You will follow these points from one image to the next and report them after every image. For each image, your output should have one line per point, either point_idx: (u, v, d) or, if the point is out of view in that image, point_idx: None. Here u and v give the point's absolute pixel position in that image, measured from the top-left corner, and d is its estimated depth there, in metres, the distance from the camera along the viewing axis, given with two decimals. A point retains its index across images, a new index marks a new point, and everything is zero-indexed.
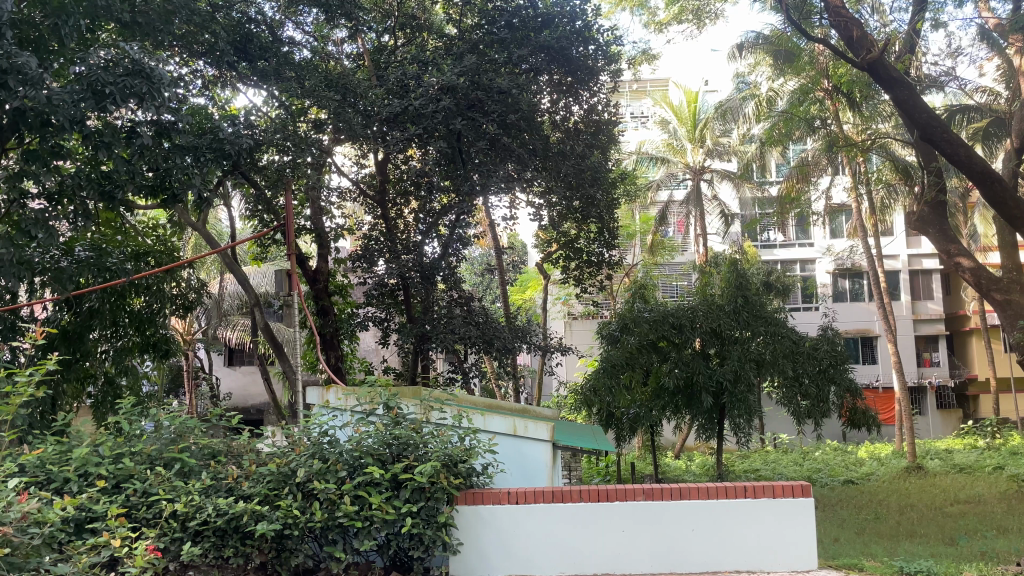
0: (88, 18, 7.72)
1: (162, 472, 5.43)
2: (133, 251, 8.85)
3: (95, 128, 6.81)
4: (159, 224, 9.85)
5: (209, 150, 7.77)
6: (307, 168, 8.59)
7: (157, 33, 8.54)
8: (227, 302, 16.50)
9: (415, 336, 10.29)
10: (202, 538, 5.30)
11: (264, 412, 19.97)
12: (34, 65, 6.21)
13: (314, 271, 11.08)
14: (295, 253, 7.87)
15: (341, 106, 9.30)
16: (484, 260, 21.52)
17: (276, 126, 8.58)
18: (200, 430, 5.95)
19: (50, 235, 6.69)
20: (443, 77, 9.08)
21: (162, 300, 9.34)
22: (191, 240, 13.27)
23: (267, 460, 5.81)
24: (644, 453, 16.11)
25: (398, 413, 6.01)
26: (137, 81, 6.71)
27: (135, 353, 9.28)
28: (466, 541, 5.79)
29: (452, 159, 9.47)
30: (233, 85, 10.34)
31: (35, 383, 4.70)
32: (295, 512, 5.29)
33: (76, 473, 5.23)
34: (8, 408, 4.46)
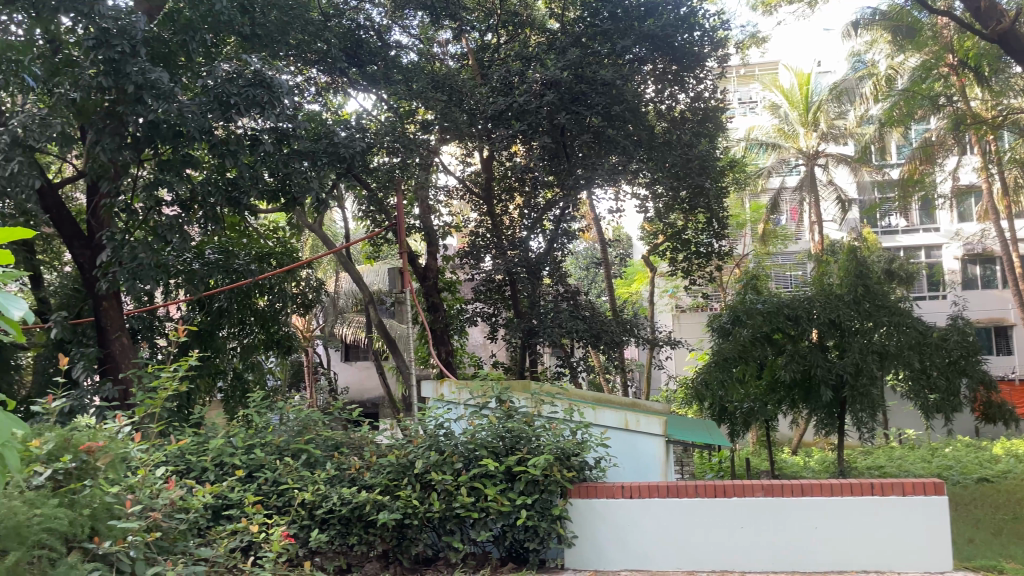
0: (212, 33, 8.19)
1: (290, 463, 5.68)
2: (257, 253, 9.39)
3: (221, 138, 7.19)
4: (279, 228, 10.25)
5: (325, 154, 8.05)
6: (416, 168, 8.81)
7: (275, 44, 8.96)
8: (343, 300, 17.05)
9: (523, 331, 10.38)
10: (328, 526, 5.58)
11: (379, 406, 20.66)
12: (165, 79, 6.58)
13: (424, 269, 11.35)
14: (406, 251, 8.08)
15: (448, 106, 9.48)
16: (590, 253, 21.46)
17: (386, 129, 8.83)
18: (323, 423, 6.22)
19: (183, 239, 7.15)
20: (547, 72, 9.10)
21: (284, 300, 9.80)
22: (309, 242, 13.84)
23: (387, 451, 6.00)
24: (759, 449, 15.67)
25: (511, 406, 6.09)
26: (259, 90, 7.08)
27: (260, 349, 9.77)
28: (581, 534, 5.81)
29: (556, 154, 9.59)
30: (344, 91, 10.70)
31: (179, 377, 5.02)
32: (415, 503, 5.47)
33: (213, 462, 5.53)
34: (156, 401, 4.83)
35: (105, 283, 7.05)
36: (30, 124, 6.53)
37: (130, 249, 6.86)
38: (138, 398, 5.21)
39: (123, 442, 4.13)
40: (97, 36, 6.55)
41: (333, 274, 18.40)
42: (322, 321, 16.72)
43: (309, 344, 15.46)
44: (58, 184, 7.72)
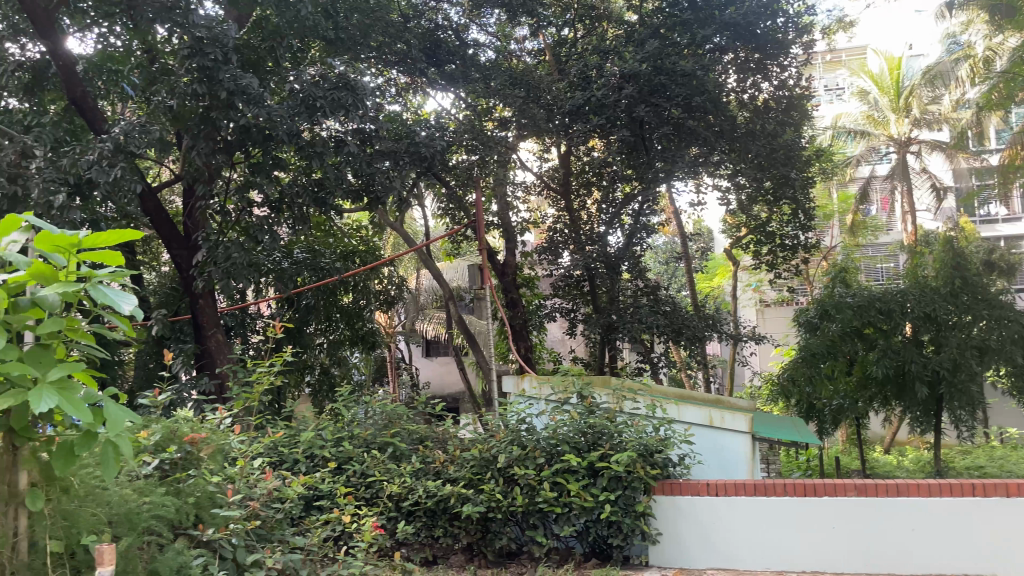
0: (298, 38, 8.46)
1: (377, 456, 5.81)
2: (342, 252, 9.69)
3: (308, 141, 7.39)
4: (362, 226, 10.49)
5: (407, 154, 8.18)
6: (495, 164, 8.87)
7: (357, 46, 9.18)
8: (423, 296, 17.31)
9: (602, 326, 10.32)
10: (415, 518, 5.73)
11: (460, 401, 20.93)
12: (255, 84, 6.88)
13: (502, 265, 11.43)
14: (485, 248, 8.08)
15: (526, 103, 9.52)
16: (669, 248, 21.20)
17: (466, 127, 8.92)
18: (408, 417, 6.34)
19: (273, 239, 7.38)
20: (625, 65, 9.02)
21: (368, 297, 10.07)
22: (391, 239, 14.11)
23: (470, 445, 6.08)
24: (848, 447, 15.18)
25: (592, 402, 6.07)
26: (343, 93, 7.25)
27: (346, 345, 10.02)
28: (665, 532, 5.74)
29: (635, 147, 9.48)
30: (423, 91, 10.85)
31: (274, 372, 5.36)
32: (498, 497, 5.54)
33: (304, 455, 5.71)
34: (252, 394, 5.14)
35: (201, 282, 7.36)
36: (132, 132, 6.89)
37: (224, 250, 7.14)
38: (235, 391, 5.44)
39: (222, 434, 4.38)
40: (192, 46, 6.86)
41: (413, 271, 18.72)
42: (403, 317, 17.01)
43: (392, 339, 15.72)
44: (157, 188, 8.10)
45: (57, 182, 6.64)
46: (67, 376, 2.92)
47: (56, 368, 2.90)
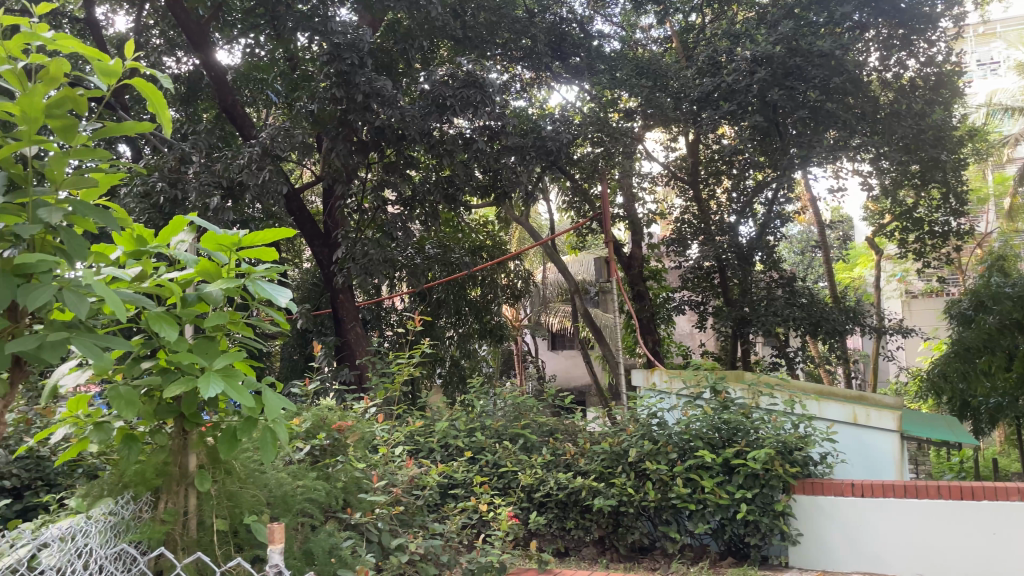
0: (428, 39, 8.71)
1: (509, 447, 5.89)
2: (471, 247, 9.90)
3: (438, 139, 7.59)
4: (489, 221, 10.68)
5: (534, 149, 8.12)
6: (621, 156, 8.80)
7: (484, 43, 9.33)
8: (548, 290, 17.47)
9: (734, 319, 10.17)
10: (546, 509, 5.79)
11: (586, 394, 20.97)
12: (389, 86, 7.17)
13: (629, 257, 11.32)
14: (611, 241, 7.95)
15: (653, 92, 9.39)
16: (804, 238, 20.37)
17: (592, 119, 8.90)
18: (538, 409, 6.39)
19: (406, 235, 7.61)
20: (756, 48, 8.72)
21: (496, 290, 10.32)
22: (517, 233, 14.26)
23: (600, 438, 6.05)
24: (1007, 448, 14.10)
25: (726, 397, 5.88)
26: (472, 91, 7.38)
27: (475, 338, 10.19)
28: (806, 532, 5.54)
29: (768, 132, 9.12)
30: (547, 85, 10.82)
31: (413, 363, 5.53)
32: (630, 491, 5.51)
33: (439, 444, 5.84)
34: (393, 384, 5.34)
35: (341, 278, 7.71)
36: (276, 136, 7.29)
37: (361, 247, 7.45)
38: (375, 382, 5.68)
39: (366, 423, 4.61)
40: (330, 51, 7.15)
41: (539, 265, 18.93)
42: (529, 311, 17.24)
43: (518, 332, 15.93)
44: (299, 189, 8.53)
45: (212, 186, 7.11)
46: (230, 364, 3.10)
47: (221, 357, 3.08)
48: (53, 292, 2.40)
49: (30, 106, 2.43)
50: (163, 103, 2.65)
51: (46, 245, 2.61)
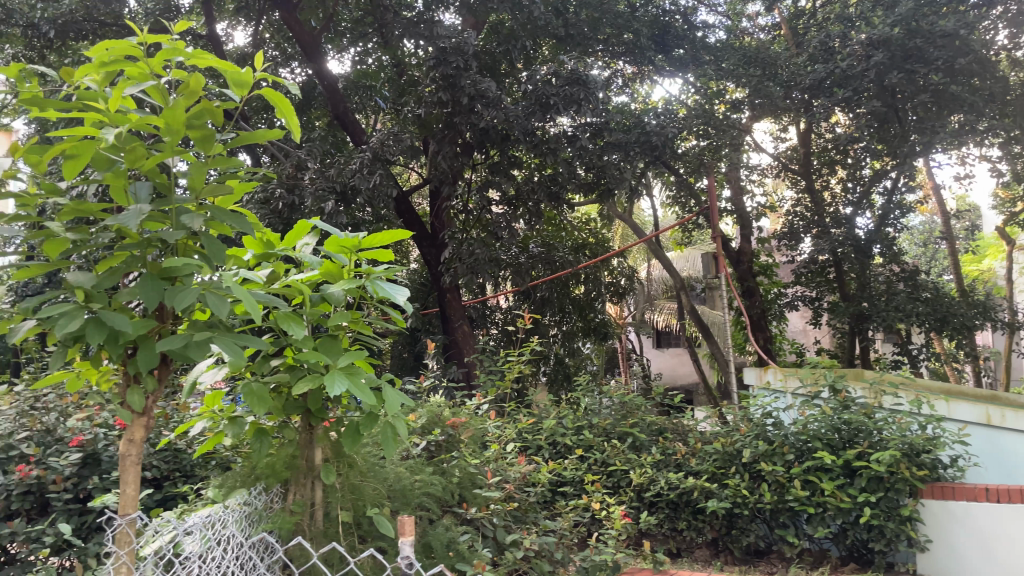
0: (531, 38, 8.76)
1: (618, 445, 5.83)
2: (575, 245, 9.91)
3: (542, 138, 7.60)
4: (591, 219, 10.66)
5: (638, 145, 8.05)
6: (727, 149, 8.63)
7: (586, 40, 9.30)
8: (653, 287, 17.23)
9: (851, 316, 9.78)
10: (657, 509, 5.74)
11: (692, 393, 20.61)
12: (493, 88, 7.22)
13: (737, 252, 11.04)
14: (719, 236, 7.74)
15: (762, 81, 9.13)
16: (924, 229, 19.37)
17: (698, 112, 8.74)
18: (646, 407, 6.30)
19: (512, 235, 7.69)
20: (872, 31, 8.35)
21: (599, 288, 10.28)
22: (620, 230, 14.13)
23: (712, 438, 5.93)
24: None
25: (847, 396, 5.61)
26: (575, 88, 7.35)
27: (579, 336, 10.20)
28: (934, 538, 5.23)
29: (885, 119, 8.72)
30: (650, 79, 10.68)
31: (524, 362, 5.58)
32: (744, 493, 5.37)
33: (547, 442, 5.83)
34: (505, 382, 5.39)
35: (448, 278, 7.87)
36: (386, 141, 7.51)
37: (468, 247, 7.57)
38: (485, 381, 5.76)
39: (479, 419, 4.68)
40: (436, 56, 7.27)
41: (643, 262, 18.71)
42: (634, 308, 17.06)
43: (623, 329, 15.77)
44: (407, 192, 8.74)
45: (326, 191, 7.37)
46: (353, 362, 3.20)
47: (343, 355, 3.18)
48: (196, 294, 2.53)
49: (174, 118, 2.57)
50: (292, 110, 2.77)
51: (186, 249, 2.76)
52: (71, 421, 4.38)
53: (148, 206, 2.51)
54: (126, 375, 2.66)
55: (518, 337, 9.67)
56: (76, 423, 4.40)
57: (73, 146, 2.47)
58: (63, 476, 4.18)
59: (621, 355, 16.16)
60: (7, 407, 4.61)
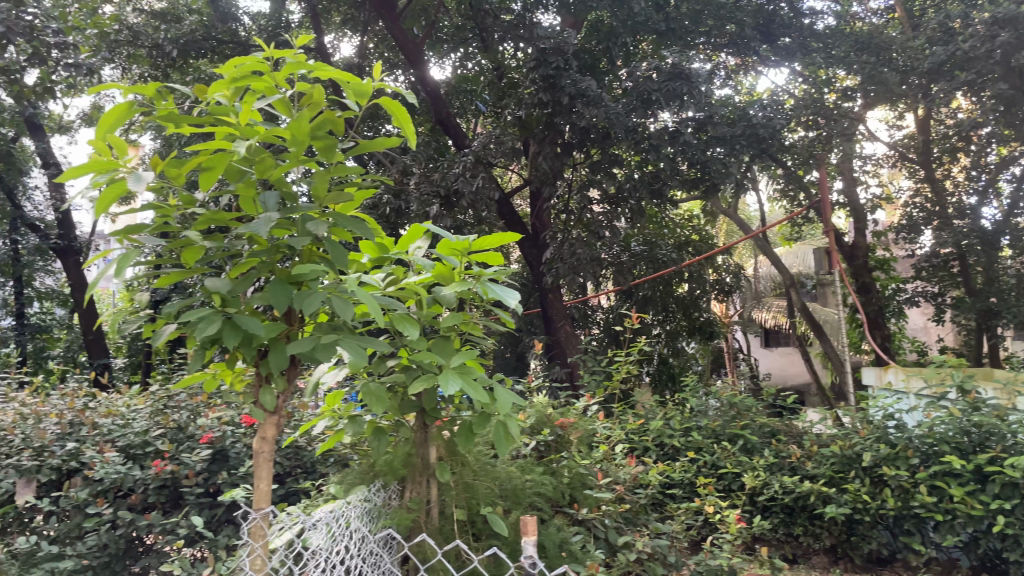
0: (632, 35, 8.68)
1: (728, 447, 5.69)
2: (679, 243, 9.75)
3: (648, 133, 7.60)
4: (694, 216, 10.47)
5: (744, 138, 7.84)
6: (839, 139, 8.40)
7: (688, 34, 9.13)
8: (762, 284, 16.74)
9: (978, 312, 9.43)
10: (771, 514, 5.61)
11: (805, 393, 19.92)
12: (593, 86, 7.19)
13: (850, 247, 10.60)
14: (833, 230, 7.43)
15: (876, 67, 8.73)
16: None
17: (807, 101, 8.48)
18: (757, 408, 6.11)
19: (615, 235, 7.65)
20: (997, 9, 7.85)
21: (704, 286, 10.06)
22: (725, 226, 13.81)
23: (829, 441, 5.70)
24: None
25: (976, 397, 5.20)
26: (678, 83, 7.27)
27: (684, 336, 10.03)
28: None
29: (1014, 102, 8.19)
30: (754, 70, 10.38)
31: (633, 362, 5.52)
32: (865, 498, 5.16)
33: (654, 443, 5.72)
34: (614, 382, 5.37)
35: (551, 278, 7.90)
36: (488, 145, 7.61)
37: (570, 247, 7.59)
38: (591, 382, 5.72)
39: (588, 420, 4.67)
40: (537, 57, 7.41)
41: (750, 259, 18.19)
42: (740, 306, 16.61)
43: (730, 329, 15.36)
44: (509, 194, 8.82)
45: (430, 195, 7.52)
46: (465, 362, 3.24)
47: (456, 355, 3.23)
48: (322, 297, 2.62)
49: (299, 129, 2.67)
50: (408, 118, 2.85)
51: (311, 255, 2.87)
52: (202, 420, 4.63)
53: (276, 214, 2.62)
54: (259, 375, 2.79)
55: (621, 337, 9.60)
56: (206, 421, 4.65)
57: (208, 159, 2.60)
58: (195, 472, 4.41)
59: (728, 355, 15.77)
60: (145, 407, 4.92)
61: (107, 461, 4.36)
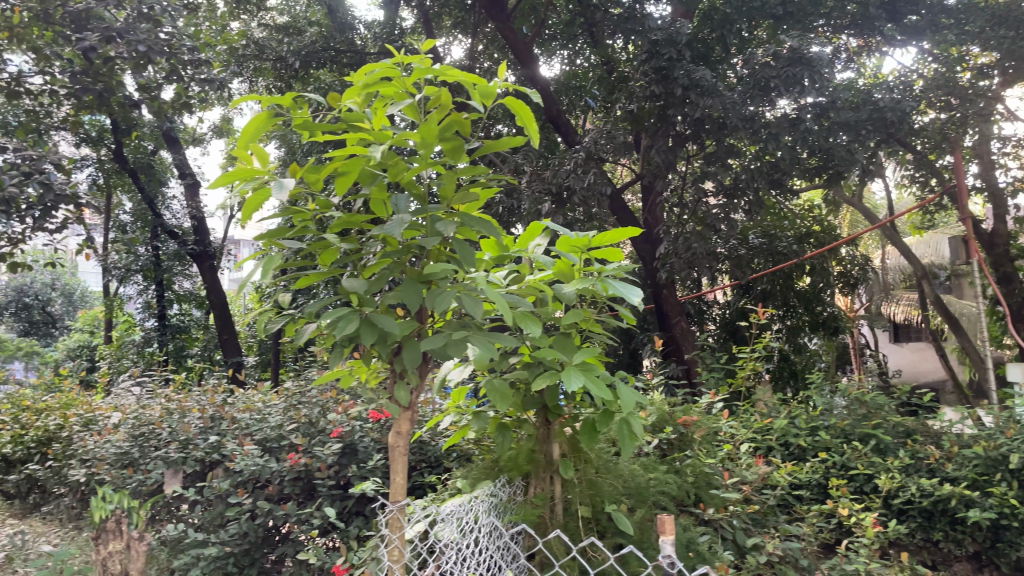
0: (746, 22, 8.44)
1: (859, 448, 5.41)
2: (799, 235, 9.39)
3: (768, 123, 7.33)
4: (816, 207, 10.07)
5: (870, 123, 7.47)
6: (975, 120, 7.89)
7: (807, 17, 8.78)
8: (891, 277, 15.88)
9: None
10: (908, 518, 5.30)
11: (940, 392, 18.76)
12: (707, 76, 7.10)
13: (989, 235, 9.92)
14: (970, 217, 6.96)
15: (1017, 41, 8.13)
16: None
17: (939, 81, 8.00)
18: (890, 407, 5.79)
19: (731, 227, 7.45)
20: None
21: (827, 279, 9.63)
22: (848, 216, 13.20)
23: (972, 441, 5.33)
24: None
25: None
26: (798, 68, 7.02)
27: (805, 331, 9.65)
28: None
29: None
30: (878, 51, 9.87)
31: (759, 359, 5.41)
32: (1014, 503, 4.80)
33: (779, 442, 5.52)
34: (741, 376, 5.44)
35: (665, 273, 7.78)
36: (599, 140, 7.58)
37: (684, 241, 7.46)
38: (711, 379, 5.58)
39: (712, 418, 4.55)
40: (649, 49, 7.47)
41: (877, 250, 17.29)
42: (867, 300, 15.83)
43: (857, 324, 14.65)
44: (621, 189, 8.73)
45: (542, 193, 7.55)
46: (588, 359, 3.22)
47: (578, 353, 3.21)
48: (453, 296, 2.67)
49: (428, 132, 2.72)
50: (531, 117, 2.85)
51: (439, 255, 2.93)
52: (332, 415, 4.78)
53: (408, 215, 2.69)
54: (394, 372, 2.88)
55: (738, 333, 9.33)
56: (336, 416, 4.80)
57: (343, 164, 2.70)
58: (327, 464, 4.60)
59: (853, 351, 15.04)
60: (279, 403, 5.18)
61: (247, 454, 4.62)
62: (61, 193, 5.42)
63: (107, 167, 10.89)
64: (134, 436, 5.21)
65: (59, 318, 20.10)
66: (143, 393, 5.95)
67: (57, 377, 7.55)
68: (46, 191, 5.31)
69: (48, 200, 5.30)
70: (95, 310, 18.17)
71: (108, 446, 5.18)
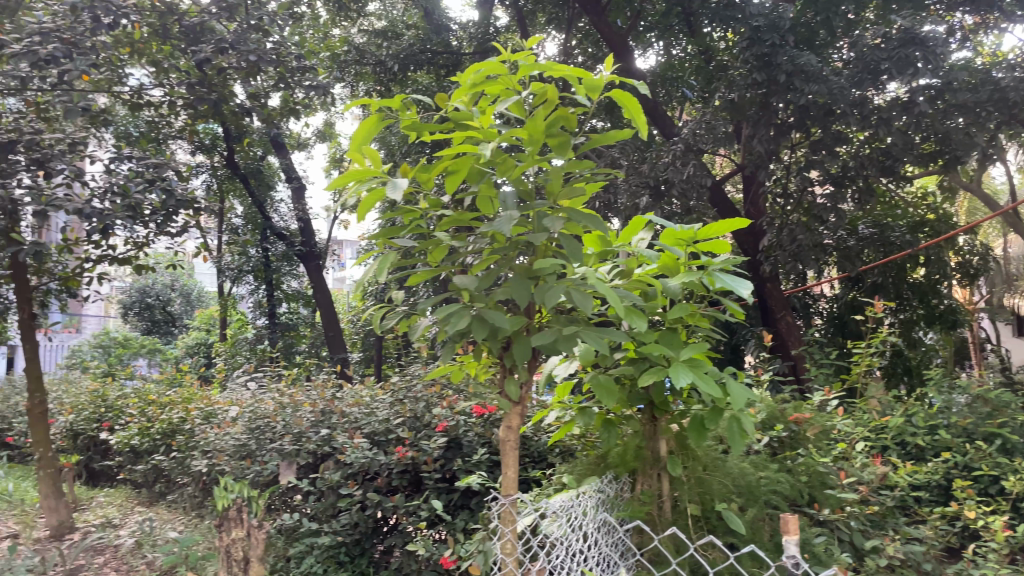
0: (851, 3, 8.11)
1: (983, 447, 5.07)
2: (912, 224, 8.95)
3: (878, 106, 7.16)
4: (930, 194, 9.58)
5: (990, 104, 7.06)
6: None
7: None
8: (1013, 267, 14.94)
9: None
10: None
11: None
12: (813, 61, 6.86)
13: None
14: None
15: None
16: None
17: None
18: (1018, 404, 5.45)
19: (839, 218, 7.19)
20: None
21: (943, 270, 9.14)
22: (965, 203, 12.51)
23: None
24: None
25: None
26: (911, 49, 6.75)
27: (920, 325, 9.19)
28: None
29: None
30: (997, 27, 9.30)
31: (875, 354, 5.19)
32: None
33: (895, 442, 5.22)
34: (858, 371, 5.20)
35: (768, 266, 7.57)
36: (698, 131, 7.46)
37: (789, 233, 7.24)
38: (820, 375, 5.35)
39: (825, 415, 4.39)
40: (749, 36, 7.27)
41: (997, 239, 16.31)
42: (987, 291, 14.95)
43: (976, 317, 13.87)
44: (721, 181, 8.54)
45: (640, 186, 7.47)
46: (696, 355, 3.12)
47: (686, 349, 3.12)
48: (562, 291, 2.66)
49: (535, 128, 2.73)
50: (638, 110, 2.81)
51: (545, 251, 2.92)
52: (437, 409, 4.83)
53: (517, 211, 2.69)
54: (504, 367, 2.91)
55: (847, 327, 8.98)
56: (441, 410, 4.85)
57: (452, 163, 2.72)
58: (433, 458, 4.66)
59: (973, 346, 14.24)
60: (387, 396, 5.29)
61: (357, 446, 4.78)
62: (182, 198, 5.73)
63: (220, 173, 11.41)
64: (251, 429, 5.44)
65: (178, 318, 21.10)
66: (258, 389, 6.22)
67: (179, 373, 7.97)
68: (169, 197, 5.64)
69: (171, 205, 5.61)
70: (210, 310, 19.05)
71: (227, 438, 5.45)
